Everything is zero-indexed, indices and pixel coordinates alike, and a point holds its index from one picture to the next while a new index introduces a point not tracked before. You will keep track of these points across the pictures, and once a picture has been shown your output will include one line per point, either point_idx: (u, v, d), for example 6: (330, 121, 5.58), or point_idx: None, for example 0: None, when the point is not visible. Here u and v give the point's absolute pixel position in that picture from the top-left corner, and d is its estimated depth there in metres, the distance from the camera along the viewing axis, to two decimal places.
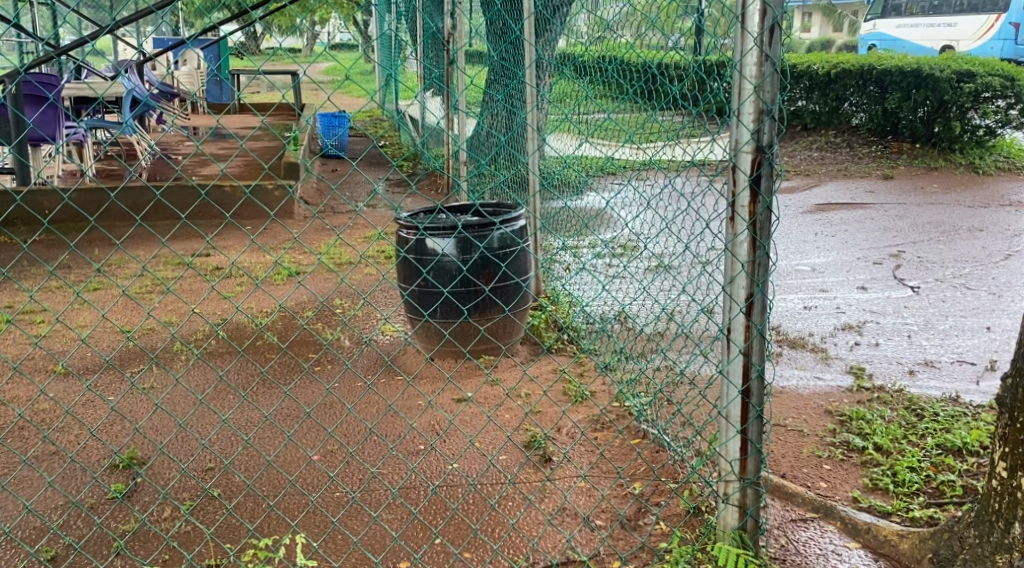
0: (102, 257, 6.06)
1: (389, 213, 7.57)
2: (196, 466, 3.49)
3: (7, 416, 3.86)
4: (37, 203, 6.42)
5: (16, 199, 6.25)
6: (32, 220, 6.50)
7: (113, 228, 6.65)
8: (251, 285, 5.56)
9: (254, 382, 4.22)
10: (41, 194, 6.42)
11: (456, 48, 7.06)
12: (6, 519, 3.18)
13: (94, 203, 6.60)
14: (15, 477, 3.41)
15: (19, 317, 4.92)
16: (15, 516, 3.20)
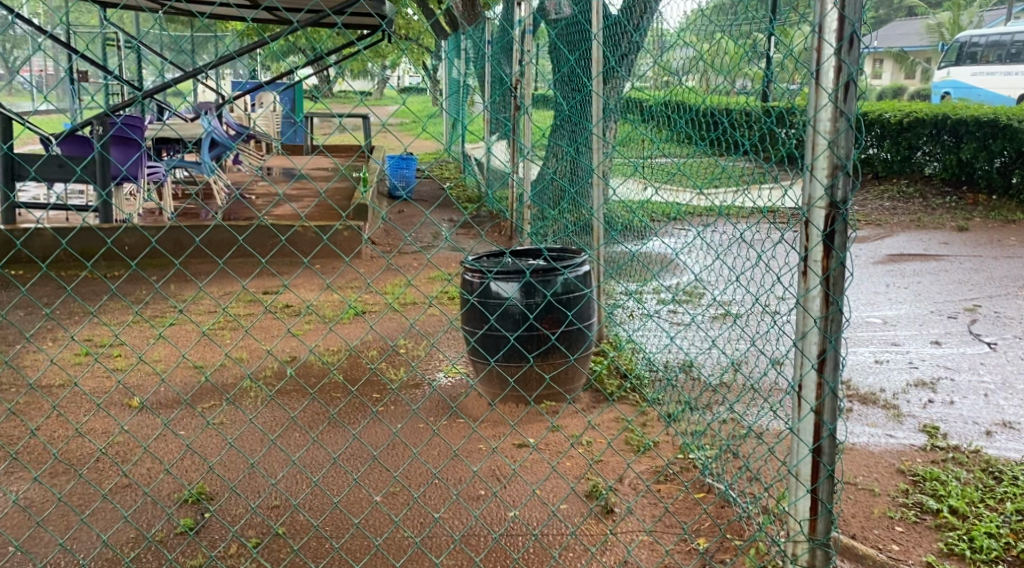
0: (179, 294, 6.23)
1: (455, 256, 7.63)
2: (264, 505, 3.53)
3: (86, 449, 3.96)
4: (119, 242, 6.64)
5: (101, 236, 6.48)
6: (114, 257, 6.73)
7: (189, 266, 6.84)
8: (318, 326, 5.64)
9: (321, 422, 4.26)
10: (125, 232, 6.65)
11: (523, 93, 7.13)
12: (82, 549, 3.23)
13: (172, 241, 6.80)
14: (91, 510, 3.48)
15: (98, 351, 5.06)
16: (91, 546, 3.25)
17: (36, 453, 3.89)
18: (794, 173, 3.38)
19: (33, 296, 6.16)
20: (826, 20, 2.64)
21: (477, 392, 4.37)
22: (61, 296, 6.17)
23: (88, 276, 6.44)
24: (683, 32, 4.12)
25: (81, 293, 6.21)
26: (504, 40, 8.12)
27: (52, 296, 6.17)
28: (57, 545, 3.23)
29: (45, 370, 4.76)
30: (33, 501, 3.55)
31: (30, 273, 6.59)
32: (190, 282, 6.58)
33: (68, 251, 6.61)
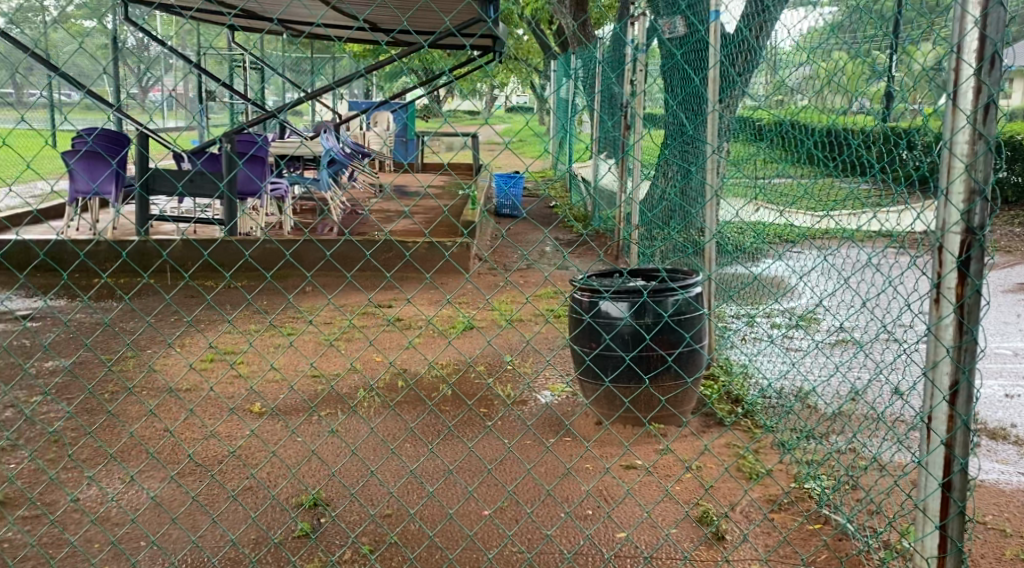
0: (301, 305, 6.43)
1: (564, 275, 7.64)
2: (382, 513, 3.59)
3: (216, 450, 4.10)
4: (256, 256, 6.94)
5: (243, 250, 6.79)
6: (253, 272, 7.03)
7: (323, 282, 7.10)
8: (431, 340, 5.72)
9: (437, 434, 4.31)
10: (266, 249, 6.95)
11: (634, 111, 7.11)
12: (211, 546, 3.35)
13: (309, 260, 7.08)
14: (221, 510, 3.60)
15: (224, 357, 5.25)
16: (220, 544, 3.37)
17: (170, 452, 4.06)
18: (925, 196, 3.25)
19: (176, 303, 6.45)
20: (965, 39, 2.54)
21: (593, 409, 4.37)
22: (196, 304, 6.46)
23: (223, 286, 6.73)
24: (800, 52, 4.07)
25: (221, 301, 6.49)
26: (614, 60, 8.14)
27: (189, 303, 6.48)
28: (188, 542, 3.36)
29: (178, 374, 4.97)
30: (167, 499, 3.70)
31: (173, 283, 6.92)
32: (311, 294, 6.79)
33: (205, 261, 6.94)
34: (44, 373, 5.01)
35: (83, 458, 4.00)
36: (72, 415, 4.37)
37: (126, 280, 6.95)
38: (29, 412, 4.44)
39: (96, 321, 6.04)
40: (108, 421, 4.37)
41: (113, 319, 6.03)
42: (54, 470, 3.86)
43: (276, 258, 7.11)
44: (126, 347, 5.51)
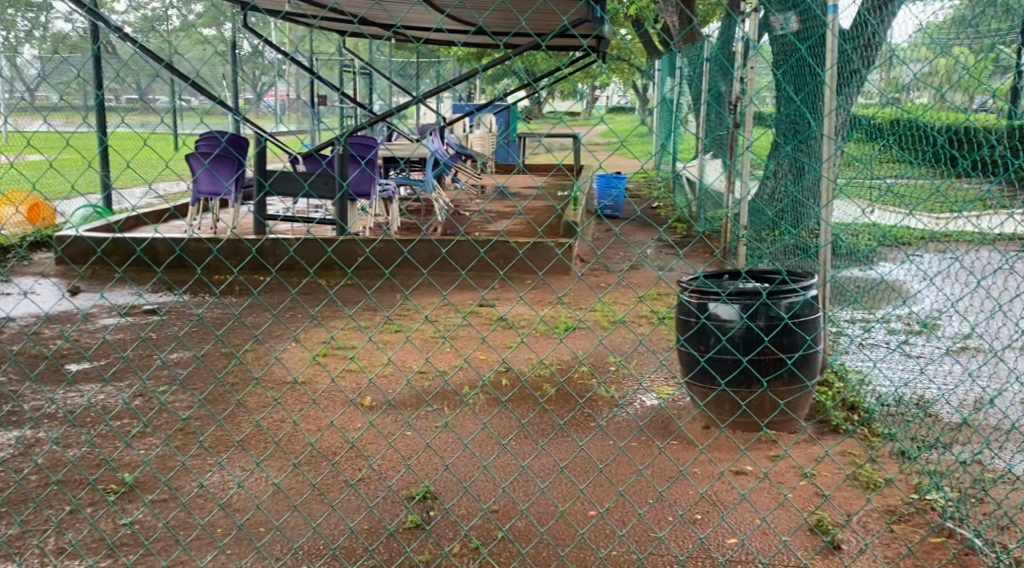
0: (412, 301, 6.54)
1: (666, 276, 7.57)
2: (494, 508, 3.62)
3: (337, 441, 4.22)
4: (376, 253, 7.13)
5: (365, 247, 6.99)
6: (374, 269, 7.24)
7: (439, 279, 7.24)
8: (537, 339, 5.73)
9: (549, 431, 4.32)
10: (388, 247, 7.17)
11: (743, 110, 7.00)
12: (331, 535, 3.47)
13: (429, 257, 7.25)
14: (341, 499, 3.71)
15: (333, 352, 5.38)
16: (339, 533, 3.48)
17: (292, 442, 4.20)
18: None
19: (300, 297, 6.67)
20: None
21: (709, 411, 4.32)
22: (319, 299, 6.67)
23: (346, 282, 6.95)
24: (915, 48, 3.92)
25: (343, 297, 6.68)
26: (719, 59, 8.01)
27: (311, 297, 6.70)
28: (309, 529, 3.48)
29: (298, 367, 5.14)
30: (291, 486, 3.83)
31: (298, 278, 7.17)
32: (426, 291, 6.91)
33: (328, 258, 7.18)
34: (173, 363, 5.25)
35: (211, 445, 4.19)
36: (201, 403, 4.58)
37: (253, 275, 7.23)
38: (160, 400, 4.67)
39: (218, 316, 6.28)
40: (233, 410, 4.54)
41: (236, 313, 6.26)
42: (185, 456, 4.06)
43: (394, 255, 7.28)
44: (248, 340, 5.72)
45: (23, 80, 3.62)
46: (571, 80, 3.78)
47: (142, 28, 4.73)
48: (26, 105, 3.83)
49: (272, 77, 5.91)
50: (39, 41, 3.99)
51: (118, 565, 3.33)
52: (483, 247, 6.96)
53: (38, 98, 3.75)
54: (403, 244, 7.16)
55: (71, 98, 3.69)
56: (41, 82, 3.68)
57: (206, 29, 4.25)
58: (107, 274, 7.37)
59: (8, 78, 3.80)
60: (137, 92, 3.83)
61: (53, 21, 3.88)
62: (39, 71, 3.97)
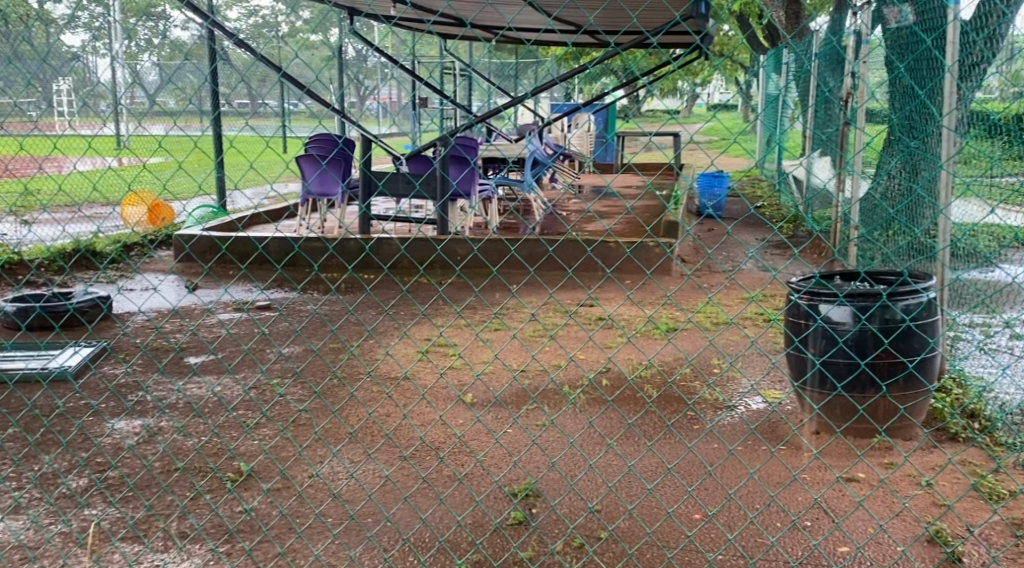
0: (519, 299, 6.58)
1: (769, 276, 7.41)
2: (602, 507, 3.61)
3: (445, 436, 4.28)
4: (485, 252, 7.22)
5: (474, 246, 7.08)
6: (483, 268, 7.33)
7: (548, 278, 7.28)
8: (636, 339, 5.69)
9: (652, 431, 4.29)
10: (497, 246, 7.28)
11: (855, 106, 6.81)
12: (441, 527, 3.52)
13: (537, 256, 7.31)
14: (450, 494, 3.76)
15: (437, 349, 5.46)
16: (449, 525, 3.53)
17: (399, 436, 4.27)
18: None
19: (410, 294, 6.79)
20: None
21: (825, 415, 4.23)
22: (428, 295, 6.79)
23: (455, 279, 7.05)
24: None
25: (452, 294, 6.78)
26: (829, 53, 7.81)
27: (422, 294, 6.82)
28: (419, 521, 3.55)
29: (406, 362, 5.23)
30: (400, 478, 3.91)
31: (408, 276, 7.30)
32: (532, 289, 6.96)
33: (437, 256, 7.30)
34: (284, 358, 5.41)
35: (327, 437, 4.32)
36: (316, 396, 4.72)
37: (365, 273, 7.39)
38: (277, 393, 4.83)
39: (329, 312, 6.45)
40: (341, 404, 4.65)
41: (349, 309, 6.42)
42: (302, 446, 4.19)
43: (501, 253, 7.35)
44: (359, 336, 5.86)
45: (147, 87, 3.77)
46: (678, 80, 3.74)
47: (255, 34, 4.88)
48: (149, 109, 3.99)
49: (377, 79, 6.03)
50: (160, 50, 4.14)
51: (237, 549, 3.44)
52: (588, 246, 6.96)
53: (159, 102, 3.91)
54: (512, 242, 7.23)
55: (192, 102, 3.83)
56: (165, 87, 3.84)
57: (317, 34, 4.34)
58: (229, 271, 7.63)
59: (131, 84, 3.98)
60: (253, 96, 3.94)
61: (173, 29, 4.01)
62: (161, 77, 4.11)
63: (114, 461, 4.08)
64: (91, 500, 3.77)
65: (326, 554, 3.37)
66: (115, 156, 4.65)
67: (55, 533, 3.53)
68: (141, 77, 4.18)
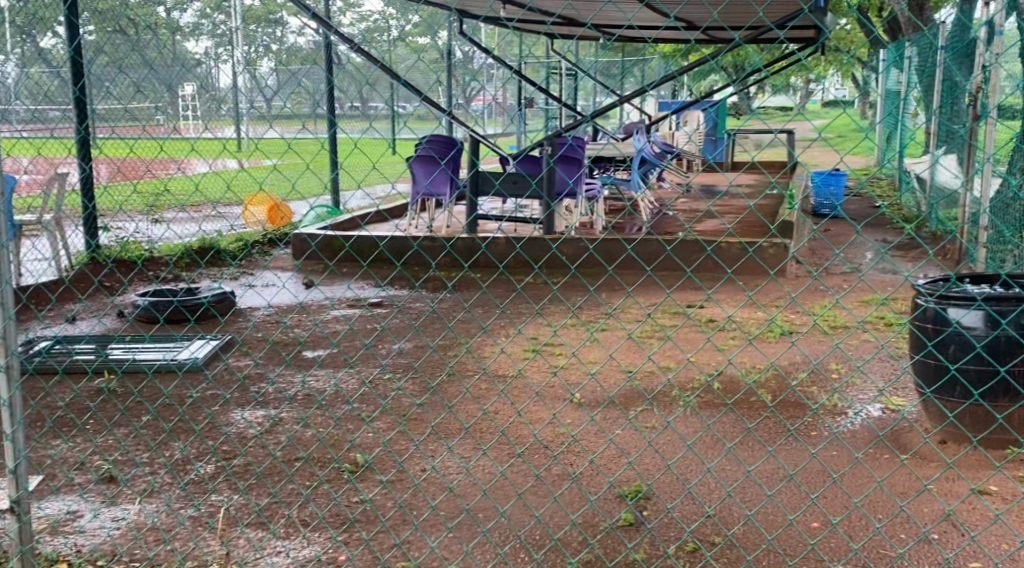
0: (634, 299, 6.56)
1: (889, 279, 7.16)
2: (720, 512, 3.55)
3: (557, 435, 4.28)
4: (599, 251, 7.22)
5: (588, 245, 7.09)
6: (597, 267, 7.34)
7: (665, 277, 7.25)
8: (751, 341, 5.57)
9: (769, 436, 4.20)
10: (611, 245, 7.28)
11: (985, 101, 6.50)
12: (555, 526, 3.51)
13: (654, 255, 7.28)
14: (564, 492, 3.75)
15: (547, 348, 5.46)
16: (563, 524, 3.53)
17: (512, 434, 4.29)
18: None
19: (525, 293, 6.84)
20: None
21: (955, 425, 4.06)
22: (543, 293, 6.83)
23: (569, 278, 7.07)
24: None
25: (567, 293, 6.80)
26: (957, 45, 7.48)
27: (536, 293, 6.86)
28: (533, 518, 3.56)
29: (519, 360, 5.27)
30: (514, 475, 3.92)
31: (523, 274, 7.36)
32: (647, 289, 6.92)
33: (551, 255, 7.33)
34: (397, 354, 5.50)
35: (443, 432, 4.38)
36: (431, 392, 4.79)
37: (480, 271, 7.49)
38: (394, 388, 4.93)
39: (442, 309, 6.54)
40: (454, 401, 4.70)
41: (462, 306, 6.51)
42: (417, 440, 4.26)
43: (615, 253, 7.35)
44: (470, 335, 5.93)
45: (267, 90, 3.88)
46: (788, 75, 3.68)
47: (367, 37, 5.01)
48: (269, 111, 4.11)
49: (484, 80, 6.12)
50: (279, 54, 4.26)
51: (355, 538, 3.51)
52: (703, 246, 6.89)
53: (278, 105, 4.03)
54: (627, 241, 7.22)
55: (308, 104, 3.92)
56: (283, 89, 3.94)
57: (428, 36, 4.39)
58: (348, 269, 7.84)
59: (252, 88, 4.11)
60: (366, 97, 4.02)
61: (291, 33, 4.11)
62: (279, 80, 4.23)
63: (240, 450, 4.24)
64: (219, 486, 3.92)
65: (442, 547, 3.41)
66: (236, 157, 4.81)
67: (186, 517, 3.68)
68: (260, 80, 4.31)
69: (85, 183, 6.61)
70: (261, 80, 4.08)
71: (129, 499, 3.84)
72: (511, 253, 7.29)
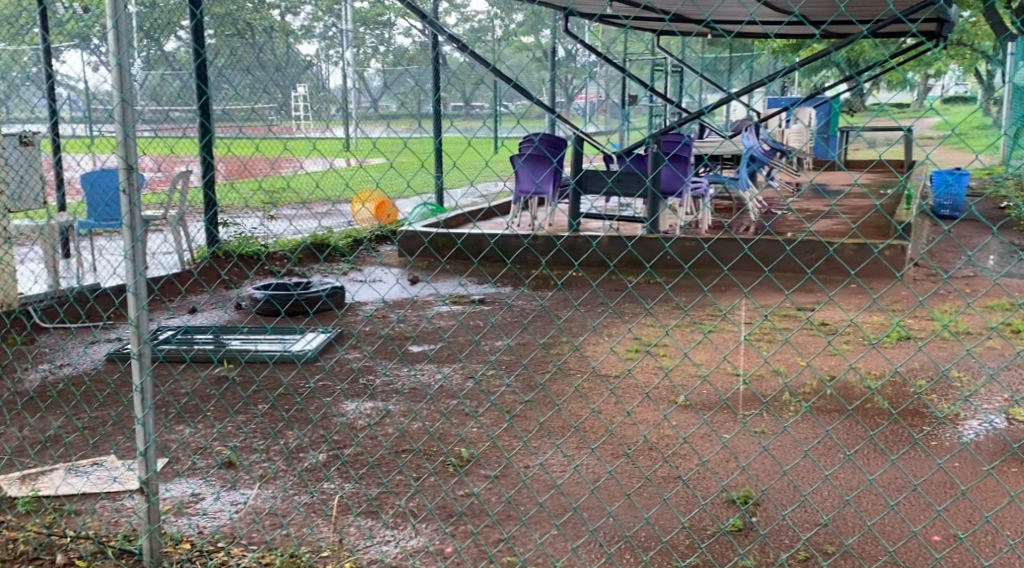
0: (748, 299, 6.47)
1: (1018, 284, 6.85)
2: (838, 521, 3.46)
3: (667, 437, 4.24)
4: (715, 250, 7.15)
5: (703, 245, 7.03)
6: (713, 268, 7.26)
7: (783, 279, 7.12)
8: (868, 345, 5.42)
9: (886, 445, 4.07)
10: (728, 245, 7.21)
11: None
12: (666, 529, 3.47)
13: (772, 255, 7.17)
14: (675, 495, 3.71)
15: (655, 349, 5.42)
16: (673, 527, 3.48)
17: (619, 434, 4.27)
18: None
19: (638, 292, 6.82)
20: None
21: None
22: (656, 292, 6.80)
23: (683, 278, 7.02)
24: None
25: (680, 292, 6.75)
26: None
27: (648, 292, 6.83)
28: (642, 520, 3.52)
29: (627, 359, 5.24)
30: (624, 475, 3.90)
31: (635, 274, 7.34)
32: (764, 290, 6.81)
33: (664, 255, 7.29)
34: (504, 351, 5.55)
35: (551, 429, 4.39)
36: (539, 389, 4.82)
37: (592, 270, 7.50)
38: (501, 385, 4.97)
39: (550, 307, 6.57)
40: (562, 401, 4.71)
41: (569, 305, 6.52)
42: (525, 437, 4.29)
43: (730, 253, 7.25)
44: (577, 333, 5.94)
45: (373, 90, 3.98)
46: (901, 71, 3.59)
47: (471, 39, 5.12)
48: (375, 112, 4.19)
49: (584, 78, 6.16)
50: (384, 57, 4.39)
51: (466, 531, 3.54)
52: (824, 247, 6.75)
53: (385, 105, 4.11)
54: (744, 242, 7.12)
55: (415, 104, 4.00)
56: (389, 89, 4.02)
57: (531, 35, 4.42)
58: (459, 267, 7.96)
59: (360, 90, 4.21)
60: (469, 99, 4.07)
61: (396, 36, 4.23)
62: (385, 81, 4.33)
63: (353, 440, 4.34)
64: (332, 475, 4.02)
65: (549, 544, 3.42)
66: (343, 157, 4.94)
67: (301, 503, 3.78)
68: (369, 82, 4.43)
69: (205, 180, 6.90)
70: (370, 81, 4.18)
71: (248, 484, 3.97)
72: (623, 250, 7.35)
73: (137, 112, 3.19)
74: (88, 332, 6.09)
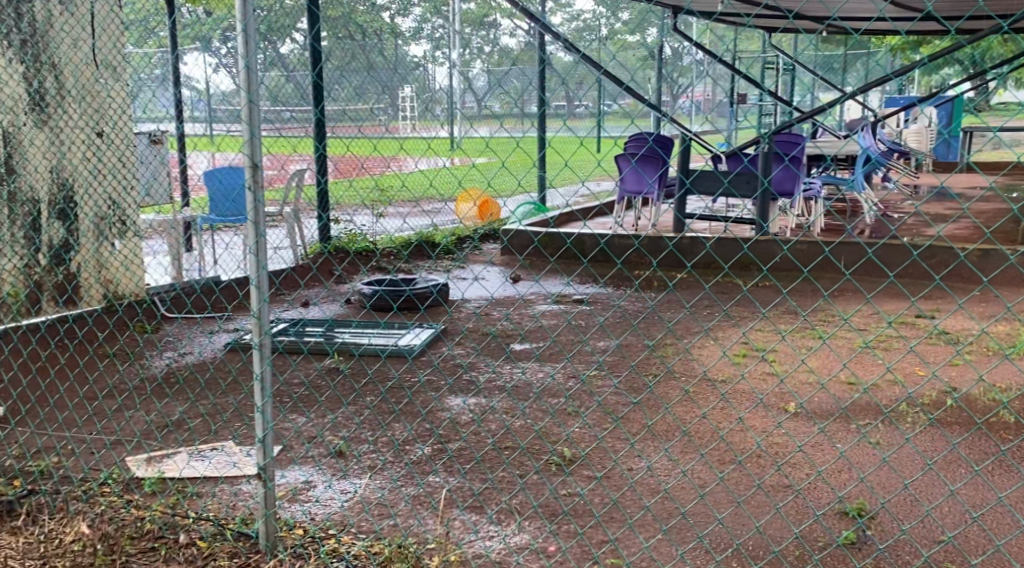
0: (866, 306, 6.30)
1: None
2: (962, 539, 3.32)
3: (780, 445, 4.15)
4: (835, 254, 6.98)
5: (823, 249, 6.87)
6: (833, 273, 7.09)
7: (907, 285, 6.91)
8: (995, 357, 5.19)
9: (1017, 462, 3.89)
10: (850, 250, 7.03)
11: None
12: (778, 538, 3.39)
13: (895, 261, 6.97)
14: (787, 504, 3.62)
15: (767, 354, 5.32)
16: (786, 537, 3.40)
17: (729, 440, 4.20)
18: None
19: (753, 296, 6.71)
20: None
21: None
22: (771, 297, 6.68)
23: (801, 282, 6.88)
24: None
25: (798, 297, 6.62)
26: None
27: (764, 296, 6.72)
28: (753, 528, 3.45)
29: (737, 364, 5.16)
30: (734, 482, 3.83)
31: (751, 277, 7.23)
32: (886, 297, 6.62)
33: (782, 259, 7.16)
34: (612, 352, 5.53)
35: (658, 432, 4.35)
36: (646, 392, 4.78)
37: (706, 272, 7.42)
38: (608, 386, 4.95)
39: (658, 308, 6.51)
40: (670, 404, 4.66)
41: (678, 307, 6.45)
42: (633, 439, 4.27)
43: (852, 258, 7.07)
44: (685, 336, 5.87)
45: (479, 90, 4.02)
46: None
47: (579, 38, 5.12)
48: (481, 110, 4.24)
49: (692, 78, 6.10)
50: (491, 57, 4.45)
51: (573, 530, 3.54)
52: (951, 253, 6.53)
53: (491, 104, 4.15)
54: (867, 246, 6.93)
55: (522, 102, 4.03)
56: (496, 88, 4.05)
57: (638, 34, 4.40)
58: (568, 266, 7.97)
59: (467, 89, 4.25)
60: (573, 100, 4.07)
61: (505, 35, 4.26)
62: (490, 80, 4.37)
63: (460, 435, 4.39)
64: (440, 469, 4.08)
65: (655, 548, 3.38)
66: (448, 155, 5.02)
67: (410, 495, 3.85)
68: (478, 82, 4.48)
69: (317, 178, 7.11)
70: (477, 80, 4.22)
71: (358, 474, 4.06)
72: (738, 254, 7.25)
73: (261, 111, 3.28)
74: (210, 323, 6.35)
